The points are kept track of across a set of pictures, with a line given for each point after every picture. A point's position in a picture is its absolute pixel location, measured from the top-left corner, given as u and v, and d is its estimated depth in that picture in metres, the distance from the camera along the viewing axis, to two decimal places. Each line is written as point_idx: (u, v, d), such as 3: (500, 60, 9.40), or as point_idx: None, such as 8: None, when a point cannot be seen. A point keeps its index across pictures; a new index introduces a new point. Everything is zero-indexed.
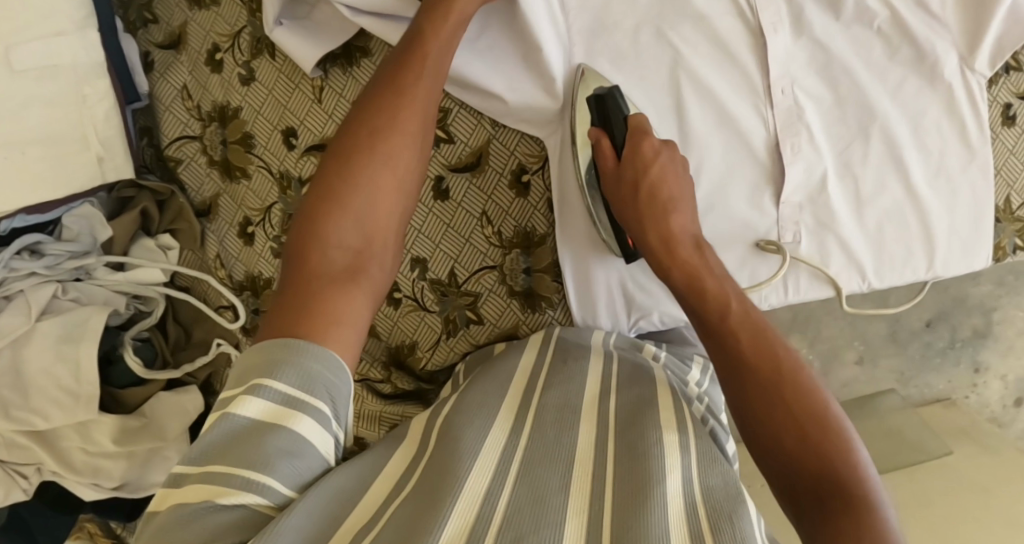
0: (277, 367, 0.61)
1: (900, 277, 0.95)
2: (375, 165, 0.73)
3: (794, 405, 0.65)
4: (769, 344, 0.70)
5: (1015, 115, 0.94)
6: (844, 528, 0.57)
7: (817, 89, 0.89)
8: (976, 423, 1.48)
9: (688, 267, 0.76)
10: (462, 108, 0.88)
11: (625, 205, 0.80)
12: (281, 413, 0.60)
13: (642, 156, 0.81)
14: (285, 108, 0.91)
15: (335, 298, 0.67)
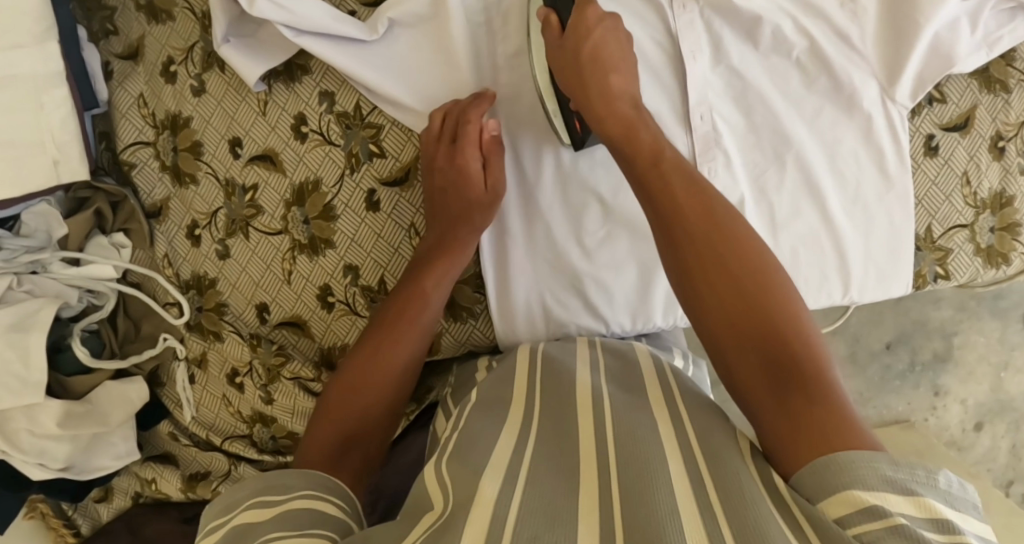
0: (267, 487, 0.74)
1: (816, 301, 0.97)
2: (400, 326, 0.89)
3: (736, 291, 0.76)
4: (718, 216, 0.80)
5: (937, 146, 0.95)
6: (794, 420, 0.69)
7: (731, 115, 0.92)
8: (931, 446, 1.49)
9: (635, 143, 0.83)
10: (394, 125, 0.93)
11: (565, 67, 0.86)
12: (278, 507, 0.71)
13: (597, 66, 0.85)
14: (232, 119, 0.97)
15: (338, 462, 0.82)
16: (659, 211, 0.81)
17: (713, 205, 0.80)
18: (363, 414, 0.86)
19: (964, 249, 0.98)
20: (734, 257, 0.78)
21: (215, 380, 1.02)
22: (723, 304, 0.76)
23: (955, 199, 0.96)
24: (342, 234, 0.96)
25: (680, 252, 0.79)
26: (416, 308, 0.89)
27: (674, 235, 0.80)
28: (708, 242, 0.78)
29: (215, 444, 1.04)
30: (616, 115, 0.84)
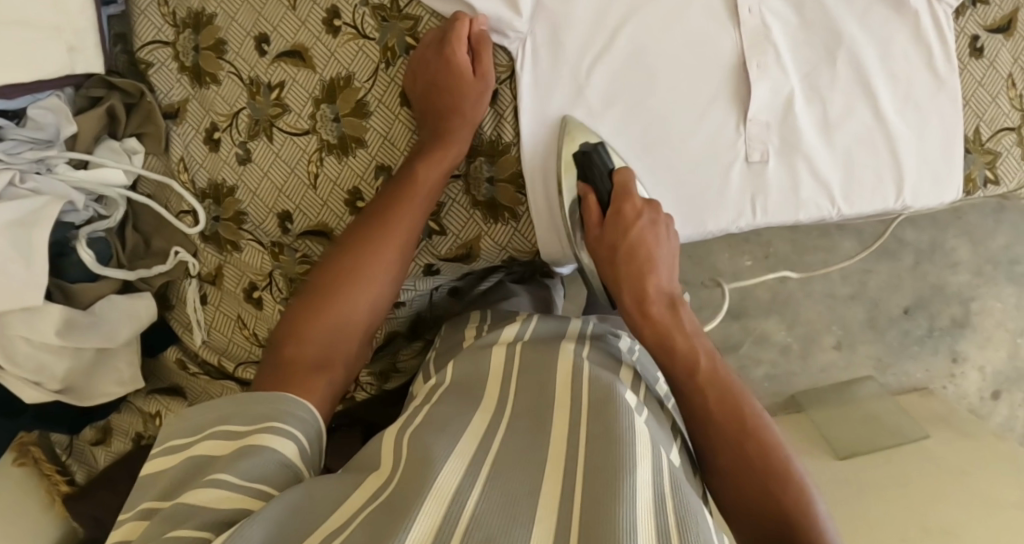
0: (231, 414, 0.72)
1: (869, 205, 0.95)
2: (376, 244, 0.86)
3: (745, 438, 0.78)
4: (722, 378, 0.82)
5: (982, 48, 0.96)
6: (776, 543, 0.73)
7: (781, 9, 0.90)
8: (954, 411, 1.52)
9: (669, 343, 0.85)
10: (433, 16, 0.90)
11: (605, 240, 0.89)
12: (238, 443, 0.69)
13: (642, 236, 0.88)
14: (259, 15, 0.92)
15: (314, 381, 0.79)
16: (681, 388, 0.84)
17: (735, 417, 0.80)
18: (339, 334, 0.83)
19: (1013, 154, 0.98)
20: (750, 453, 0.77)
21: (230, 298, 0.94)
22: (725, 422, 0.80)
23: (1001, 100, 0.97)
24: (374, 133, 0.91)
25: (710, 444, 0.80)
26: (391, 229, 0.87)
27: (689, 393, 0.82)
28: (722, 432, 0.79)
29: (228, 371, 0.96)
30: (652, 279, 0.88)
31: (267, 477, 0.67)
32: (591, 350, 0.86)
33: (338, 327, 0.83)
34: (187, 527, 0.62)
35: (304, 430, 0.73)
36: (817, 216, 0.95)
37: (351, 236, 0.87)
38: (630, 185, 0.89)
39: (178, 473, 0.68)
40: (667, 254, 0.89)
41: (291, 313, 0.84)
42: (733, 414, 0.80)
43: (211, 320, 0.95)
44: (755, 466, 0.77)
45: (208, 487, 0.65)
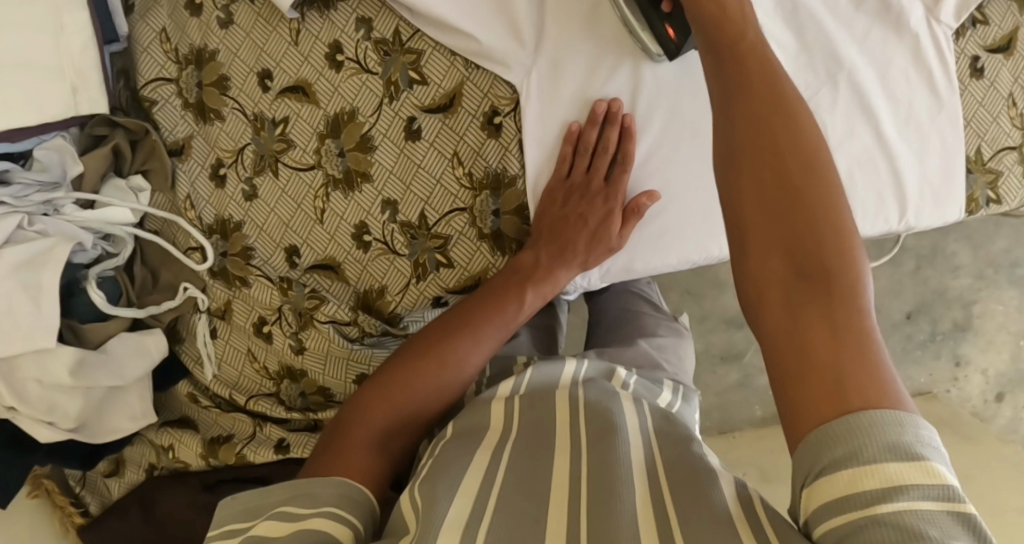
0: (287, 501, 0.67)
1: (872, 228, 0.96)
2: (461, 339, 0.84)
3: (803, 221, 0.65)
4: (797, 134, 0.69)
5: (982, 68, 0.96)
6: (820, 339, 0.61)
7: (782, 35, 0.90)
8: (957, 415, 1.53)
9: (751, 98, 0.70)
10: (436, 50, 0.89)
11: (704, 37, 0.74)
12: (287, 528, 0.63)
13: (738, 37, 0.73)
14: (262, 52, 0.92)
15: (369, 461, 0.74)
16: (737, 142, 0.70)
17: (801, 163, 0.67)
18: (407, 419, 0.79)
19: (1014, 172, 0.98)
20: (797, 235, 0.65)
21: (240, 332, 0.95)
22: (773, 219, 0.66)
23: (1002, 121, 0.97)
24: (380, 167, 0.91)
25: (768, 249, 0.66)
26: (480, 337, 0.85)
27: (765, 183, 0.67)
28: (790, 204, 0.66)
29: (239, 404, 0.96)
30: (753, 73, 0.71)
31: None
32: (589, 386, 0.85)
33: (409, 412, 0.79)
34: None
35: (349, 517, 0.66)
36: None
37: (434, 326, 0.85)
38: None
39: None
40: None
41: (362, 390, 0.81)
42: (797, 180, 0.66)
43: (221, 353, 0.95)
44: (817, 256, 0.64)
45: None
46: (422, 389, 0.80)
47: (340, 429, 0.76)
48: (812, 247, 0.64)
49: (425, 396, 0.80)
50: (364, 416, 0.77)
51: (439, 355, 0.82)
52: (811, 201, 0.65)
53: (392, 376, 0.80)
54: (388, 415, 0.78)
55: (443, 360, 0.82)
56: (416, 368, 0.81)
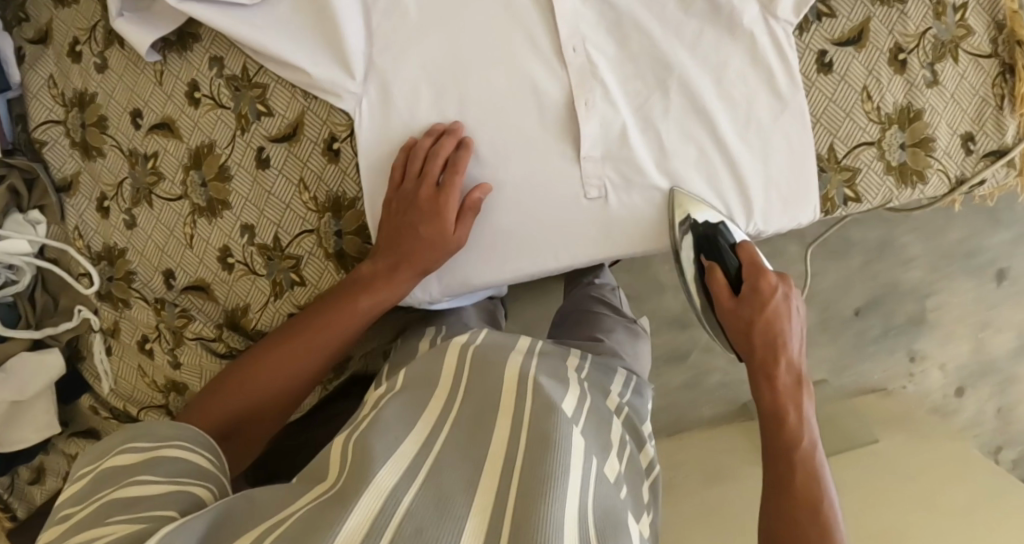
0: (138, 437, 0.79)
1: (719, 234, 0.95)
2: (301, 344, 0.93)
3: (811, 481, 0.82)
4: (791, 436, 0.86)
5: (831, 63, 0.95)
6: (788, 531, 0.80)
7: (605, 45, 0.92)
8: (912, 412, 1.51)
9: (768, 373, 0.90)
10: (278, 82, 0.96)
11: (737, 330, 0.94)
12: (144, 457, 0.77)
13: (772, 315, 0.92)
14: (133, 92, 1.00)
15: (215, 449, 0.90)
16: (770, 441, 0.86)
17: (777, 432, 0.86)
18: (243, 407, 0.92)
19: (874, 168, 0.97)
20: (800, 502, 0.81)
21: (129, 349, 1.03)
22: (798, 468, 0.83)
23: (856, 115, 0.96)
24: (236, 194, 0.99)
25: (796, 502, 0.81)
26: (319, 338, 0.94)
27: (775, 444, 0.86)
28: (788, 464, 0.84)
29: (133, 414, 1.05)
30: (783, 369, 0.90)
31: (183, 474, 0.76)
32: (543, 363, 0.91)
33: (244, 407, 0.92)
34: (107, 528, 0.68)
35: (209, 448, 0.82)
36: (659, 247, 0.96)
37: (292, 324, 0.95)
38: (759, 264, 0.95)
39: (98, 487, 0.75)
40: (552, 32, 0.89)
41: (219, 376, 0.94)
42: (806, 444, 0.85)
43: (113, 369, 1.04)
44: (795, 492, 0.82)
45: (124, 500, 0.71)
46: (255, 390, 0.92)
47: (199, 416, 0.90)
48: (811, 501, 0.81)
49: (259, 395, 0.93)
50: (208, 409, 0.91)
51: (269, 352, 0.94)
52: (795, 479, 0.83)
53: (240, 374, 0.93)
54: (233, 411, 0.91)
55: (276, 352, 0.93)
56: (249, 365, 0.93)
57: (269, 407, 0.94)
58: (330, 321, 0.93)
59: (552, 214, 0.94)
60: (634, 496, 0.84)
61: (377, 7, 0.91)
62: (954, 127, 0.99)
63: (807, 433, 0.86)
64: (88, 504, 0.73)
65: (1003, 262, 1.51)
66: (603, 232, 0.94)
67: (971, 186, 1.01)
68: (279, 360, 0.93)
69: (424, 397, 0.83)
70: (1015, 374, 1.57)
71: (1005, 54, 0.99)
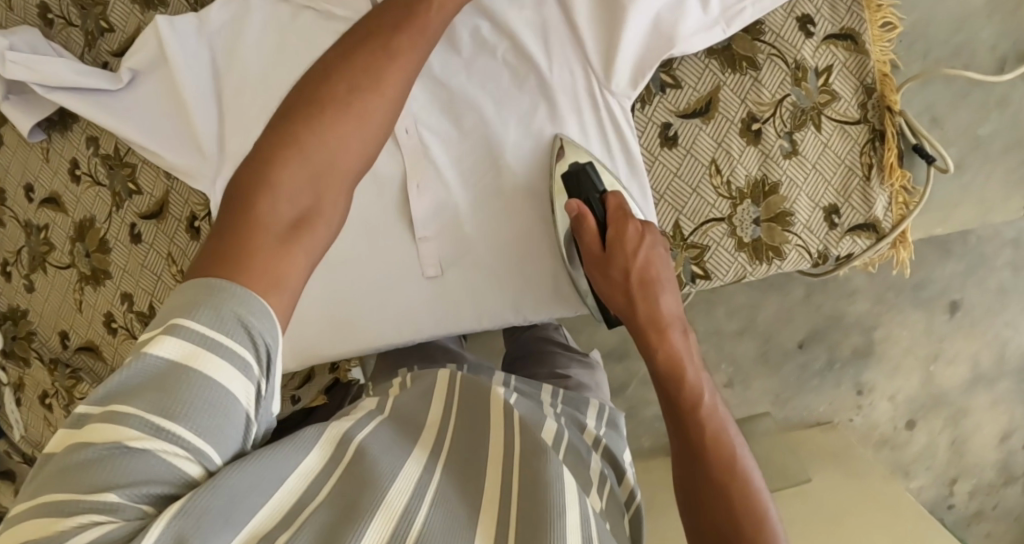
0: (196, 309, 0.56)
1: (557, 312, 0.97)
2: (335, 112, 0.67)
3: (745, 510, 0.68)
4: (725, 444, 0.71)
5: (675, 136, 0.94)
6: (724, 525, 0.67)
7: (440, 125, 0.94)
8: (852, 448, 1.43)
9: (677, 378, 0.75)
10: (145, 163, 1.03)
11: (615, 288, 0.83)
12: (194, 365, 0.54)
13: (649, 290, 0.81)
14: (25, 168, 1.08)
15: (291, 253, 0.62)
16: (685, 447, 0.72)
17: (724, 468, 0.70)
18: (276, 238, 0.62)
19: (724, 245, 0.94)
20: (732, 527, 0.67)
21: (33, 402, 1.12)
22: (728, 494, 0.68)
23: (703, 189, 0.94)
24: (116, 264, 1.05)
25: (733, 526, 0.67)
26: (337, 122, 0.67)
27: (692, 459, 0.71)
28: (721, 493, 0.69)
29: (40, 460, 1.13)
30: (667, 348, 0.77)
31: (226, 434, 0.55)
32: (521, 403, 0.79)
33: (312, 180, 0.65)
34: (114, 495, 0.51)
35: (266, 365, 0.58)
36: (501, 322, 0.97)
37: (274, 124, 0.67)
38: (631, 213, 0.86)
39: (118, 396, 0.54)
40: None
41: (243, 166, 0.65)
42: (733, 470, 0.70)
43: (16, 420, 1.12)
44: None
45: (165, 450, 0.53)
46: (313, 158, 0.65)
47: (236, 268, 0.59)
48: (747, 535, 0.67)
49: (327, 158, 0.66)
50: (254, 218, 0.62)
51: (305, 137, 0.66)
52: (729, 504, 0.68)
53: (256, 170, 0.64)
54: (307, 184, 0.65)
55: (317, 132, 0.66)
56: (274, 154, 0.65)
57: (285, 191, 0.63)
58: (379, 80, 0.69)
59: (392, 290, 0.97)
60: (615, 531, 0.71)
61: (229, 93, 0.98)
62: (816, 200, 0.94)
63: (707, 395, 0.74)
64: (107, 406, 0.54)
65: (955, 293, 1.43)
66: (445, 309, 0.97)
67: (839, 259, 0.96)
68: (321, 139, 0.66)
69: (411, 432, 0.70)
70: (968, 406, 1.49)
71: (876, 119, 0.93)
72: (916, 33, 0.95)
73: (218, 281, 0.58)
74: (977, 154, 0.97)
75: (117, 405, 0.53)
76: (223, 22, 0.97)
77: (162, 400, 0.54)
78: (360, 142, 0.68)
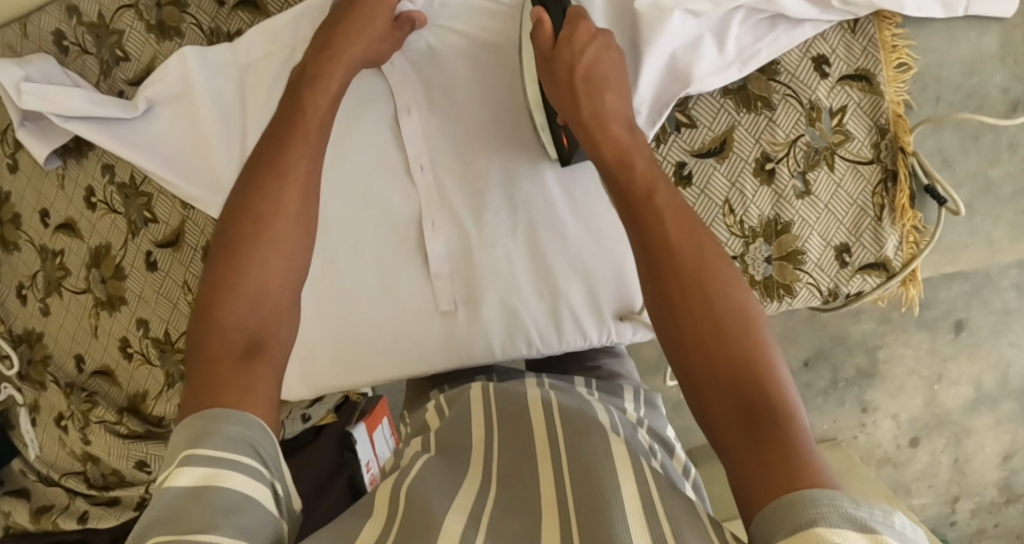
0: (206, 435, 0.58)
1: (568, 344, 0.97)
2: (256, 236, 0.68)
3: (713, 291, 0.61)
4: (689, 233, 0.63)
5: (689, 175, 0.95)
6: (713, 357, 0.59)
7: (453, 163, 0.95)
8: (855, 466, 1.39)
9: (629, 166, 0.68)
10: (162, 193, 1.03)
11: (564, 98, 0.76)
12: (215, 481, 0.56)
13: (592, 91, 0.75)
14: (40, 194, 1.08)
15: (247, 373, 0.63)
16: (647, 251, 0.63)
17: (694, 256, 0.62)
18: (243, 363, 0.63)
19: None
20: (707, 319, 0.60)
21: (50, 423, 1.13)
22: (697, 279, 0.61)
23: (718, 228, 0.95)
24: (131, 291, 1.06)
25: (711, 315, 0.60)
26: (268, 235, 0.68)
27: (652, 252, 0.63)
28: (693, 284, 0.61)
29: (55, 479, 1.14)
30: (610, 140, 0.71)
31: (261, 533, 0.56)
32: (563, 396, 0.80)
33: (256, 308, 0.66)
34: None
35: (275, 466, 0.60)
36: (514, 355, 0.97)
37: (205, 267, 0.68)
38: (584, 15, 0.79)
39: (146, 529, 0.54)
40: (358, 42, 0.83)
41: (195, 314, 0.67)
42: (699, 262, 0.62)
43: (35, 437, 1.14)
44: (731, 344, 0.59)
45: None
46: (252, 284, 0.66)
47: (208, 396, 0.61)
48: (717, 325, 0.59)
49: (261, 280, 0.67)
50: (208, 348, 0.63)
51: (239, 259, 0.67)
52: (709, 285, 0.61)
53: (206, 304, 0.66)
54: (253, 312, 0.66)
55: (249, 257, 0.67)
56: (216, 286, 0.66)
57: (236, 317, 0.65)
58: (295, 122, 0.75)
59: (406, 322, 0.97)
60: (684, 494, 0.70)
61: (249, 125, 0.98)
62: (828, 239, 0.95)
63: (661, 181, 0.67)
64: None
65: (961, 312, 1.36)
66: (461, 344, 0.96)
67: (848, 297, 0.97)
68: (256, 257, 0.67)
69: (460, 459, 0.71)
70: (970, 425, 1.44)
71: (889, 159, 0.94)
72: (930, 74, 0.94)
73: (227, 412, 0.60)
74: (987, 197, 0.99)
75: (151, 538, 0.53)
76: (250, 55, 0.97)
77: (194, 520, 0.54)
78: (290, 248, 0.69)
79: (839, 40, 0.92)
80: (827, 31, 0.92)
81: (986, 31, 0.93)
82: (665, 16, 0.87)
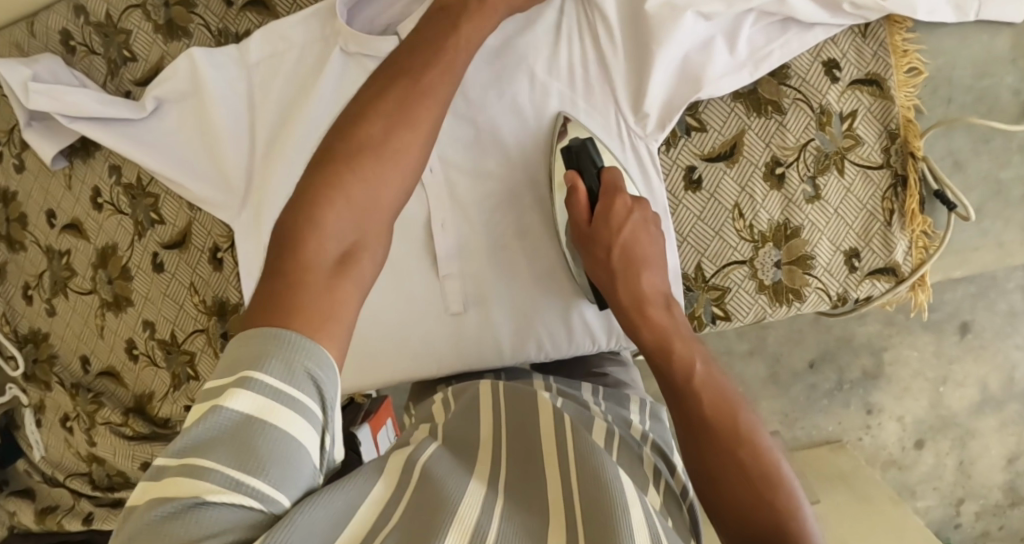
0: (263, 356, 0.57)
1: (576, 349, 0.97)
2: (373, 155, 0.68)
3: (755, 474, 0.68)
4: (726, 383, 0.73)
5: (699, 179, 0.95)
6: (732, 475, 0.69)
7: (462, 164, 0.94)
8: (861, 468, 1.38)
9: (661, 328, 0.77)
10: (168, 194, 1.03)
11: (595, 256, 0.83)
12: (262, 420, 0.55)
13: (629, 268, 0.81)
14: (47, 194, 1.08)
15: (338, 289, 0.62)
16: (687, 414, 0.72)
17: (736, 442, 0.70)
18: (330, 276, 0.63)
19: (745, 287, 0.96)
20: (742, 458, 0.69)
21: (56, 424, 1.13)
22: (737, 466, 0.69)
23: (727, 232, 0.95)
24: (138, 292, 1.06)
25: (740, 451, 0.69)
26: (396, 163, 0.69)
27: (692, 419, 0.72)
28: (733, 462, 0.69)
29: (60, 479, 1.14)
30: (649, 324, 0.78)
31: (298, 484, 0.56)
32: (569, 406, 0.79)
33: (356, 219, 0.66)
34: None
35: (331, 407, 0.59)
36: (523, 359, 0.97)
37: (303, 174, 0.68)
38: (619, 186, 0.84)
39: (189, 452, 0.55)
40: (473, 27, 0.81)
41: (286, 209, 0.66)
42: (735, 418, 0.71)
43: (41, 437, 1.14)
44: (761, 482, 0.68)
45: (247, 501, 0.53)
46: (358, 199, 0.67)
47: (283, 318, 0.59)
48: (748, 447, 0.70)
49: (368, 194, 0.67)
50: (301, 247, 0.63)
51: (348, 171, 0.67)
52: (749, 472, 0.68)
53: (302, 205, 0.65)
54: (349, 226, 0.66)
55: (355, 170, 0.67)
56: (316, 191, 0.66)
57: (334, 222, 0.65)
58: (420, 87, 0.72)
59: (414, 324, 0.97)
60: (678, 528, 0.69)
61: (259, 126, 0.97)
62: (838, 243, 0.94)
63: (700, 365, 0.74)
64: (185, 461, 0.54)
65: (966, 314, 1.36)
66: (471, 348, 0.97)
67: (858, 301, 0.96)
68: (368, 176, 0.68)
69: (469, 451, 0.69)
70: (976, 427, 1.43)
71: (899, 164, 0.93)
72: (942, 77, 0.94)
73: (287, 337, 0.58)
74: (998, 199, 0.98)
75: (192, 460, 0.54)
76: (258, 57, 0.96)
77: (236, 457, 0.54)
78: (402, 175, 0.69)
79: (850, 44, 0.92)
80: (838, 34, 0.92)
81: (998, 33, 0.93)
82: (677, 17, 0.87)
